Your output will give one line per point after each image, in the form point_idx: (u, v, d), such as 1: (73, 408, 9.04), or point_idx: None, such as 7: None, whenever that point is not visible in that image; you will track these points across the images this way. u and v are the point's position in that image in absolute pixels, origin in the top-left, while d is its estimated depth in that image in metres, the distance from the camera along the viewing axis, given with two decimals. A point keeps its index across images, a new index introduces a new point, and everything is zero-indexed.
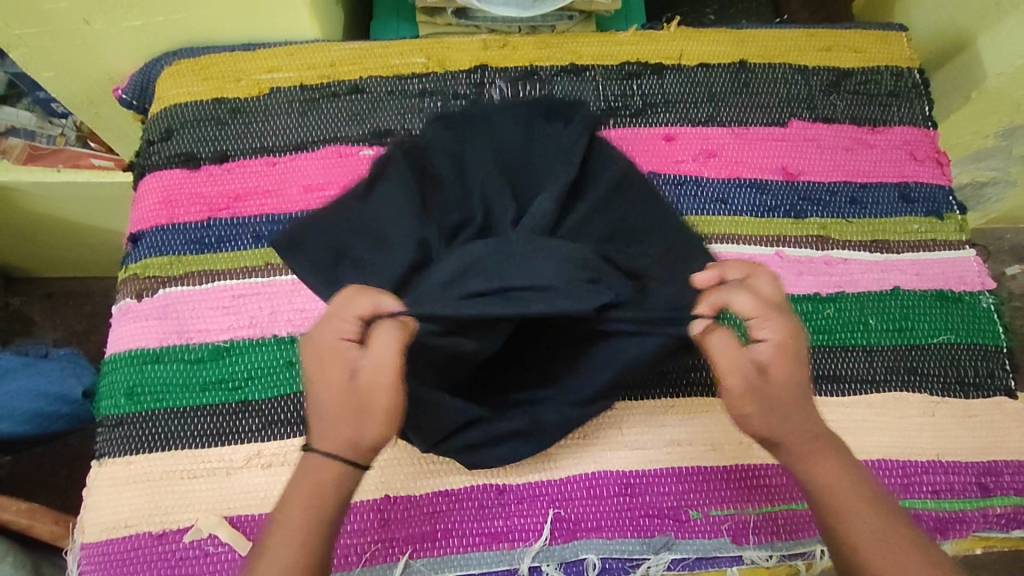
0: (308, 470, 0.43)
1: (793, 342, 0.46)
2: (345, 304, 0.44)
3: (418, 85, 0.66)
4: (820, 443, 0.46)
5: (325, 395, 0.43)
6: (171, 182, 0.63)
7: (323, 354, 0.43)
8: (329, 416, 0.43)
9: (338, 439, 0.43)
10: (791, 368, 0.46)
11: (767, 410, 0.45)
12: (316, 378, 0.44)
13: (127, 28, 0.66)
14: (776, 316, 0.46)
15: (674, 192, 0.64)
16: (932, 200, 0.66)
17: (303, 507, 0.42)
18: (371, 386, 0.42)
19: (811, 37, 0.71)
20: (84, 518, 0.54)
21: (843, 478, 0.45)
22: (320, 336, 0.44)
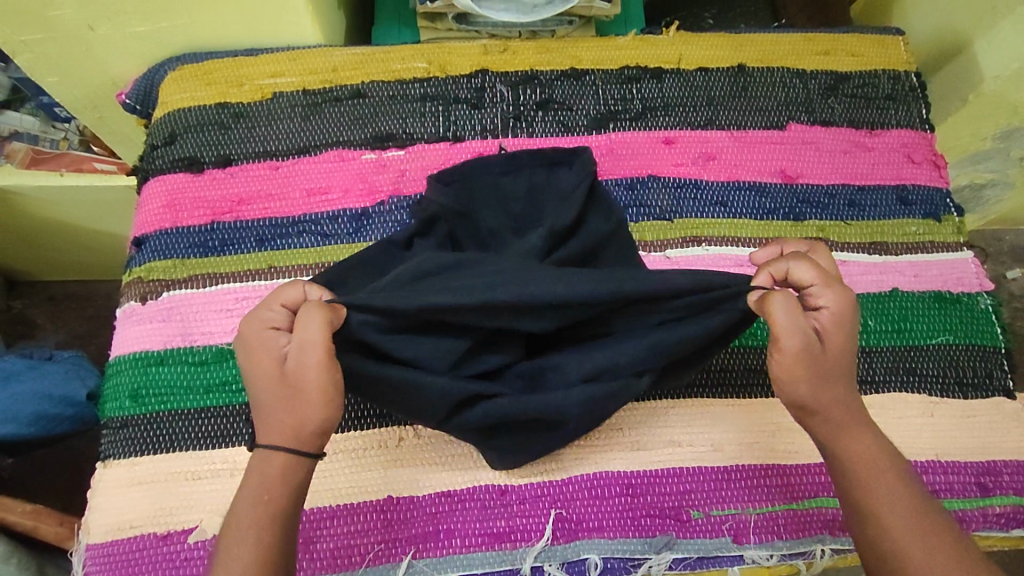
0: (260, 463, 0.44)
1: (849, 314, 0.46)
2: (276, 296, 0.46)
3: (420, 89, 0.67)
4: (859, 418, 0.47)
5: (262, 386, 0.45)
6: (175, 186, 0.63)
7: (258, 347, 0.45)
8: (271, 407, 0.44)
9: (282, 428, 0.44)
10: (845, 340, 0.46)
11: (816, 378, 0.45)
12: (254, 371, 0.45)
13: (131, 33, 0.66)
14: (838, 284, 0.47)
15: (674, 195, 0.64)
16: (930, 202, 0.67)
17: (257, 499, 0.43)
18: (305, 369, 0.43)
19: (809, 41, 0.71)
20: (90, 519, 0.54)
21: (877, 455, 0.46)
22: (252, 329, 0.45)
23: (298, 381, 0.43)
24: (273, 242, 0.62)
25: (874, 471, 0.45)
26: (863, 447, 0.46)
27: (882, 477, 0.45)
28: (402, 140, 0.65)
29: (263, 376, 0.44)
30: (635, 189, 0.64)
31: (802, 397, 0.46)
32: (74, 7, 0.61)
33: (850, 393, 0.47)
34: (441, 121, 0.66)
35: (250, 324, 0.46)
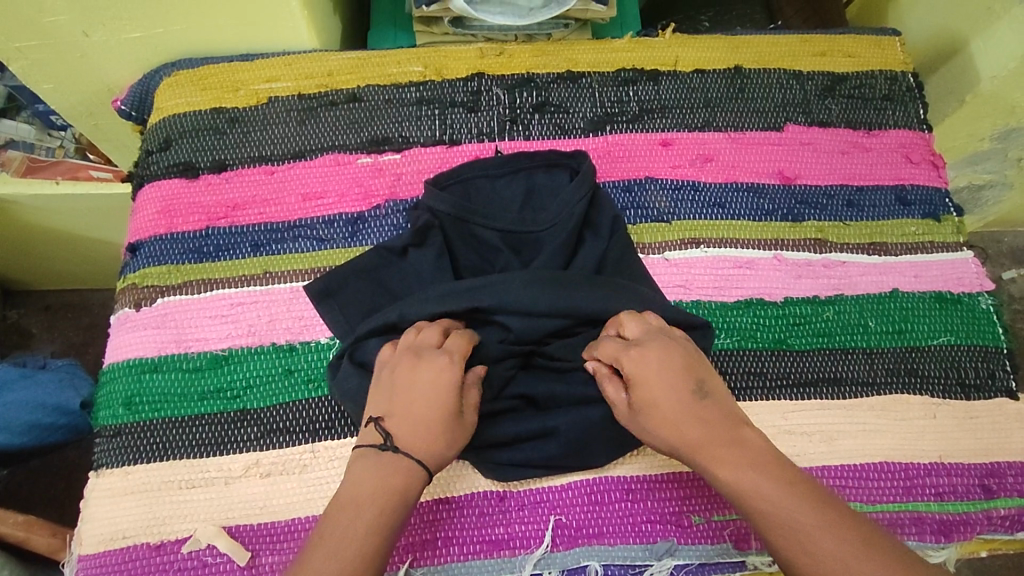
0: (388, 474, 0.44)
1: (651, 369, 0.47)
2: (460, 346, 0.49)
3: (416, 93, 0.67)
4: (721, 440, 0.45)
5: (429, 403, 0.47)
6: (170, 192, 0.63)
7: (434, 378, 0.47)
8: (427, 432, 0.46)
9: (428, 455, 0.46)
10: (657, 390, 0.47)
11: (650, 433, 0.47)
12: (419, 394, 0.47)
13: (125, 39, 0.66)
14: (632, 349, 0.48)
15: (671, 197, 0.64)
16: (929, 202, 0.66)
17: (378, 508, 0.42)
18: (467, 425, 0.48)
19: (805, 42, 0.71)
20: (83, 529, 0.53)
21: (750, 473, 0.43)
22: (436, 362, 0.48)
23: (457, 427, 0.47)
24: (269, 246, 0.61)
25: (752, 488, 0.42)
26: (734, 468, 0.43)
27: (760, 492, 0.42)
28: (398, 143, 0.65)
29: (429, 405, 0.47)
30: (633, 191, 0.64)
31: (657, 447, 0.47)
32: (69, 13, 0.61)
33: (700, 422, 0.45)
34: (437, 124, 0.66)
35: (426, 353, 0.48)
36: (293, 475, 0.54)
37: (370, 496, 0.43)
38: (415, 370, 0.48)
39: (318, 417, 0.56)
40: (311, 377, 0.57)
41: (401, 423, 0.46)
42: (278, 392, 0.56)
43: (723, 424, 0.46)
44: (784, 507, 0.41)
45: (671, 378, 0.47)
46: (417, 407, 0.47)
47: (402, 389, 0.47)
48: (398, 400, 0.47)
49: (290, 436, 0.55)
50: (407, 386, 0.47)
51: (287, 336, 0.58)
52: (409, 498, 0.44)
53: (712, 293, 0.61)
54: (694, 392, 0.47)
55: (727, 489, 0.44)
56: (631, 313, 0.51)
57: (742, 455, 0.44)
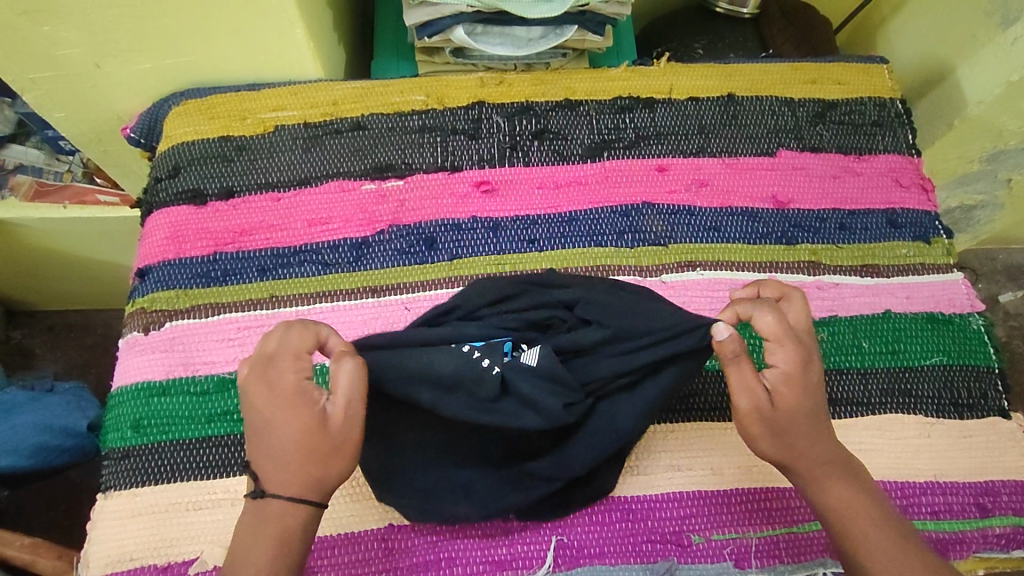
0: (269, 516, 0.42)
1: (804, 372, 0.46)
2: (299, 342, 0.44)
3: (418, 121, 0.69)
4: (837, 461, 0.47)
5: (279, 430, 0.42)
6: (179, 218, 0.64)
7: (271, 405, 0.43)
8: (288, 463, 0.42)
9: (299, 482, 0.42)
10: (804, 394, 0.47)
11: (778, 435, 0.46)
12: (263, 417, 0.43)
13: (136, 70, 0.68)
14: (800, 343, 0.47)
15: (667, 222, 0.66)
16: (919, 225, 0.68)
17: (269, 549, 0.42)
18: (336, 428, 0.43)
19: (795, 70, 0.74)
20: (89, 551, 0.54)
21: (851, 496, 0.46)
22: (272, 374, 0.43)
23: (324, 434, 0.42)
24: (274, 271, 0.63)
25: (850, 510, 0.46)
26: (843, 490, 0.46)
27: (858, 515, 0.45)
28: (401, 170, 0.67)
29: (277, 425, 0.42)
30: (630, 216, 0.66)
31: (768, 451, 0.47)
32: (82, 45, 0.63)
33: (823, 438, 0.47)
34: (439, 152, 0.68)
35: (259, 368, 0.44)
36: None
37: (258, 538, 0.42)
38: (254, 399, 0.43)
39: None
40: None
41: (260, 454, 0.43)
42: None
43: (837, 445, 0.48)
44: (888, 534, 0.45)
45: (814, 388, 0.47)
46: (266, 432, 0.43)
47: (250, 416, 0.43)
48: (251, 431, 0.43)
49: None
50: (251, 410, 0.43)
51: None
52: (299, 528, 0.43)
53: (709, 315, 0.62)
54: (823, 410, 0.48)
55: (831, 505, 0.46)
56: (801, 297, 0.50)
57: (853, 480, 0.47)
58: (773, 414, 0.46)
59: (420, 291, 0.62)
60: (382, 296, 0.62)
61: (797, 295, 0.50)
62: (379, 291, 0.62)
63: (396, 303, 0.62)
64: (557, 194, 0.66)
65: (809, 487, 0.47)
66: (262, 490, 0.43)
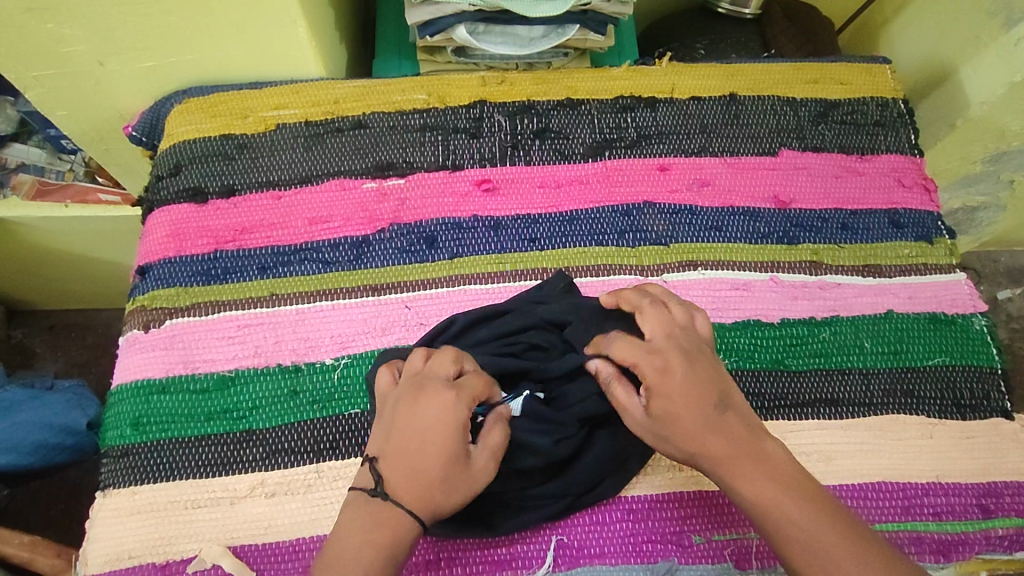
0: (379, 521, 0.44)
1: (671, 379, 0.49)
2: (477, 385, 0.48)
3: (420, 120, 0.69)
4: (743, 455, 0.47)
5: (431, 453, 0.45)
6: (179, 216, 0.64)
7: (435, 421, 0.46)
8: (427, 483, 0.45)
9: (426, 503, 0.45)
10: (678, 398, 0.48)
11: (670, 442, 0.48)
12: (418, 434, 0.46)
13: (139, 69, 0.68)
14: (652, 356, 0.49)
15: (668, 221, 0.65)
16: (921, 225, 0.68)
17: (375, 553, 0.43)
18: (475, 476, 0.46)
19: (797, 70, 0.73)
20: (87, 549, 0.54)
21: (767, 489, 0.46)
22: (444, 398, 0.46)
23: (464, 469, 0.46)
24: (275, 269, 0.63)
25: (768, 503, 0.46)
26: (755, 483, 0.46)
27: (778, 509, 0.45)
28: (402, 168, 0.66)
29: (430, 447, 0.45)
30: (631, 215, 0.66)
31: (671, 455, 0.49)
32: (86, 44, 0.64)
33: (721, 434, 0.47)
34: (440, 151, 0.67)
35: (432, 389, 0.47)
36: (298, 495, 0.55)
37: (367, 539, 0.44)
38: (421, 414, 0.46)
39: (321, 437, 0.57)
40: (315, 399, 0.58)
41: (401, 465, 0.46)
42: (282, 413, 0.57)
43: (744, 438, 0.48)
44: (808, 524, 0.44)
45: (691, 387, 0.48)
46: (416, 447, 0.46)
47: (404, 428, 0.47)
48: (402, 438, 0.46)
49: (295, 457, 0.56)
50: (408, 423, 0.46)
51: (292, 357, 0.59)
52: (406, 542, 0.45)
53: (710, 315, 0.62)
54: (715, 405, 0.48)
55: (744, 499, 0.47)
56: (656, 304, 0.53)
57: (764, 471, 0.46)
58: (653, 422, 0.49)
59: (421, 290, 0.62)
60: (382, 295, 0.62)
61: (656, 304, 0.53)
62: (379, 290, 0.62)
63: (397, 302, 0.62)
64: (558, 193, 0.66)
65: (723, 484, 0.48)
66: (388, 493, 0.45)
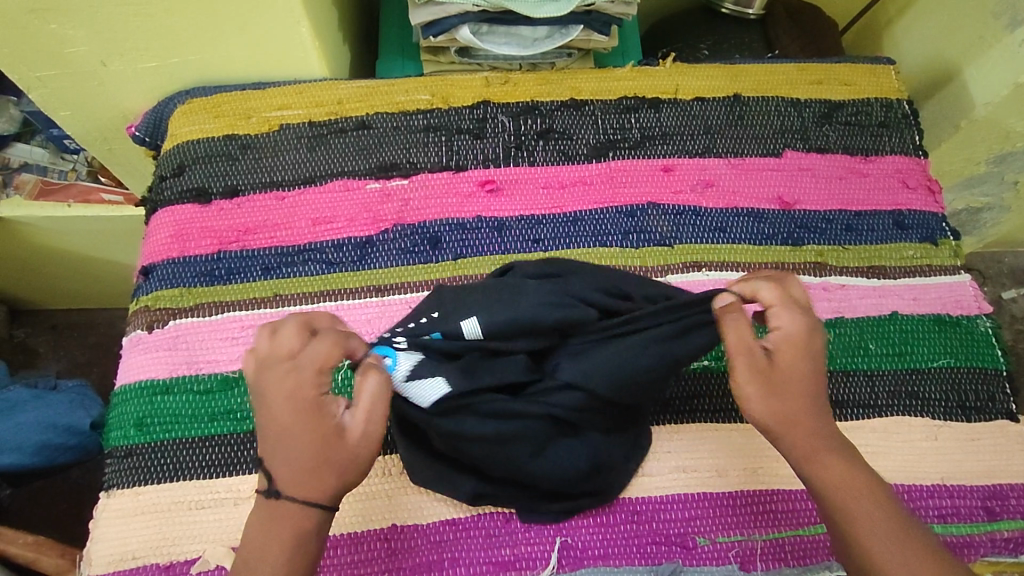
0: (283, 516, 0.42)
1: (807, 338, 0.46)
2: (323, 355, 0.42)
3: (423, 120, 0.69)
4: (828, 438, 0.46)
5: (296, 440, 0.41)
6: (183, 216, 0.64)
7: (287, 410, 0.41)
8: (306, 472, 0.41)
9: (317, 490, 0.41)
10: (800, 360, 0.46)
11: (774, 396, 0.46)
12: (279, 423, 0.41)
13: (142, 69, 0.68)
14: (800, 309, 0.46)
15: (672, 222, 0.65)
16: (926, 226, 0.68)
17: (276, 557, 0.41)
18: (355, 446, 0.42)
19: (802, 71, 0.73)
20: (91, 549, 0.54)
21: (843, 475, 0.45)
22: (289, 384, 0.41)
23: (342, 444, 0.41)
24: (278, 270, 0.63)
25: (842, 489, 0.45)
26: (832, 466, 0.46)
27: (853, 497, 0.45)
28: (405, 169, 0.66)
29: (297, 432, 0.41)
30: (635, 216, 0.65)
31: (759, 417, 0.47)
32: (88, 44, 0.64)
33: (815, 410, 0.46)
34: (444, 151, 0.67)
35: (282, 372, 0.41)
36: None
37: (264, 546, 0.41)
38: (271, 405, 0.41)
39: None
40: None
41: (276, 459, 0.41)
42: None
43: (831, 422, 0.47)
44: (882, 518, 0.44)
45: (815, 356, 0.46)
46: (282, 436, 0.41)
47: (265, 420, 0.42)
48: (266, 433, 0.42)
49: None
50: (267, 414, 0.42)
51: None
52: (311, 533, 0.42)
53: None
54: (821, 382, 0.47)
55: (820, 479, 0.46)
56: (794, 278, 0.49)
57: (843, 459, 0.46)
58: (769, 378, 0.46)
59: (425, 291, 0.62)
60: (385, 296, 0.62)
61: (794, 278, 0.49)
62: (383, 291, 0.62)
63: (400, 303, 0.62)
64: (561, 194, 0.66)
65: (799, 460, 0.46)
66: (276, 491, 0.42)
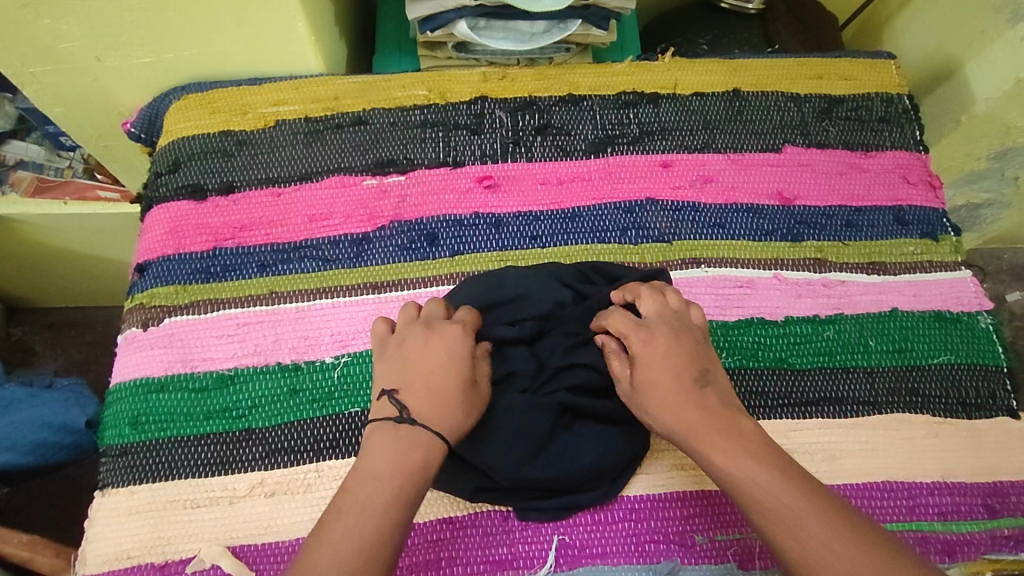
0: (407, 444, 0.45)
1: (657, 352, 0.50)
2: (470, 319, 0.52)
3: (421, 116, 0.68)
4: (711, 426, 0.47)
5: (443, 376, 0.48)
6: (177, 213, 0.64)
7: (439, 353, 0.49)
8: (443, 406, 0.47)
9: (447, 422, 0.46)
10: (660, 371, 0.49)
11: (648, 411, 0.49)
12: (432, 362, 0.48)
13: (137, 64, 0.68)
14: (641, 330, 0.51)
15: (671, 218, 0.65)
16: (926, 222, 0.67)
17: (396, 481, 0.43)
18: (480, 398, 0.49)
19: (801, 66, 0.73)
20: (86, 549, 0.53)
21: (736, 459, 0.45)
22: (445, 333, 0.50)
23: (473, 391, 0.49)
24: (274, 267, 0.62)
25: (740, 474, 0.45)
26: (733, 460, 0.45)
27: (750, 478, 0.44)
28: (402, 165, 0.66)
29: (447, 371, 0.48)
30: (633, 213, 0.65)
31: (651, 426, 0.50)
32: (83, 39, 0.63)
33: (691, 408, 0.48)
34: (441, 147, 0.67)
35: (438, 324, 0.51)
36: (298, 494, 0.54)
37: (386, 469, 0.44)
38: (426, 347, 0.49)
39: (320, 436, 0.56)
40: (315, 397, 0.57)
41: (418, 389, 0.47)
42: (281, 412, 0.57)
43: (716, 412, 0.48)
44: (775, 492, 0.43)
45: (674, 360, 0.50)
46: (432, 372, 0.48)
47: (417, 358, 0.49)
48: (412, 370, 0.48)
49: (296, 456, 0.56)
50: (420, 355, 0.49)
51: (292, 355, 0.59)
52: (424, 469, 0.45)
53: (712, 313, 0.61)
54: (691, 378, 0.49)
55: (718, 473, 0.46)
56: (651, 289, 0.54)
57: (735, 444, 0.46)
58: (638, 397, 0.50)
59: (422, 287, 0.62)
60: (383, 293, 0.61)
61: (655, 289, 0.54)
62: (381, 287, 0.62)
63: (398, 300, 0.61)
64: (560, 190, 0.66)
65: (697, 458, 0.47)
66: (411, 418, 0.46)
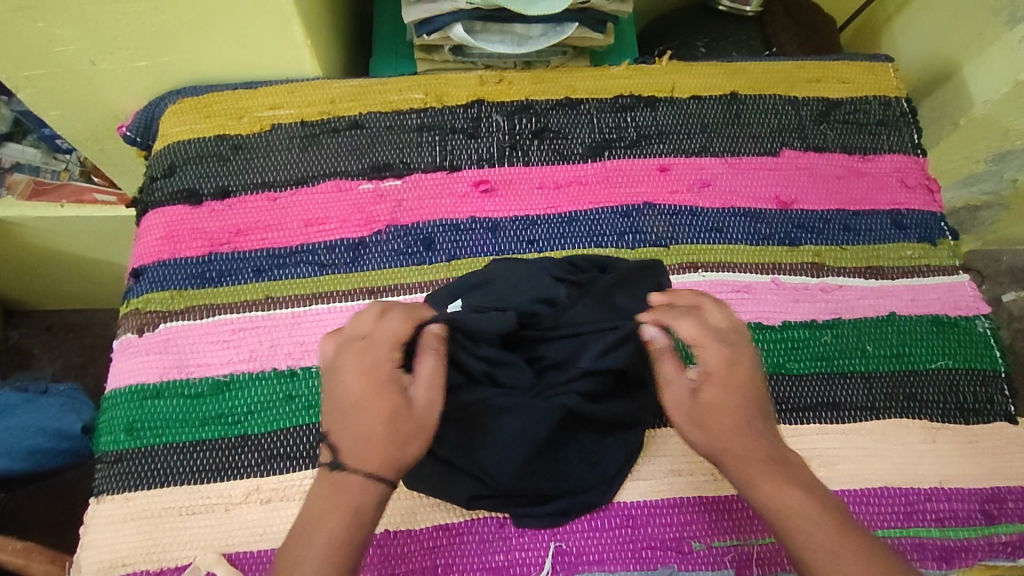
0: (343, 487, 0.41)
1: (730, 370, 0.46)
2: (396, 330, 0.45)
3: (417, 119, 0.68)
4: (764, 456, 0.45)
5: (366, 410, 0.42)
6: (172, 218, 0.64)
7: (359, 382, 0.43)
8: (371, 442, 0.42)
9: (381, 460, 0.42)
10: (727, 392, 0.46)
11: (704, 428, 0.46)
12: (353, 396, 0.43)
13: (132, 68, 0.67)
14: (716, 343, 0.46)
15: (668, 223, 0.65)
16: (925, 226, 0.67)
17: (337, 528, 0.40)
18: (420, 417, 0.43)
19: (800, 68, 0.72)
20: (82, 556, 0.53)
21: (786, 492, 0.44)
22: (365, 358, 0.43)
23: (407, 414, 0.42)
24: (271, 272, 0.62)
25: (787, 507, 0.43)
26: (784, 492, 0.44)
27: (798, 514, 0.43)
28: (398, 169, 0.66)
29: (370, 402, 0.42)
30: (631, 217, 0.65)
31: (697, 440, 0.46)
32: (77, 42, 0.63)
33: (748, 434, 0.45)
34: (438, 151, 0.67)
35: (357, 345, 0.44)
36: (294, 501, 0.54)
37: (326, 514, 0.41)
38: (344, 377, 0.43)
39: (316, 443, 0.56)
40: (311, 403, 0.57)
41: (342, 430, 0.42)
42: (276, 419, 0.57)
43: (769, 442, 0.46)
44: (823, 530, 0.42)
45: (741, 381, 0.46)
46: (354, 407, 0.42)
47: (338, 392, 0.43)
48: (336, 407, 0.43)
49: (292, 463, 0.55)
50: (342, 383, 0.43)
51: (288, 361, 0.59)
52: (369, 508, 0.41)
53: None
54: (753, 403, 0.46)
55: (764, 503, 0.44)
56: (716, 299, 0.49)
57: (784, 477, 0.44)
58: (696, 412, 0.46)
59: (419, 292, 0.62)
60: (379, 298, 0.61)
61: (713, 298, 0.50)
62: (377, 292, 0.61)
63: None
64: (557, 194, 0.66)
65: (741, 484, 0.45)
66: (339, 464, 0.42)
